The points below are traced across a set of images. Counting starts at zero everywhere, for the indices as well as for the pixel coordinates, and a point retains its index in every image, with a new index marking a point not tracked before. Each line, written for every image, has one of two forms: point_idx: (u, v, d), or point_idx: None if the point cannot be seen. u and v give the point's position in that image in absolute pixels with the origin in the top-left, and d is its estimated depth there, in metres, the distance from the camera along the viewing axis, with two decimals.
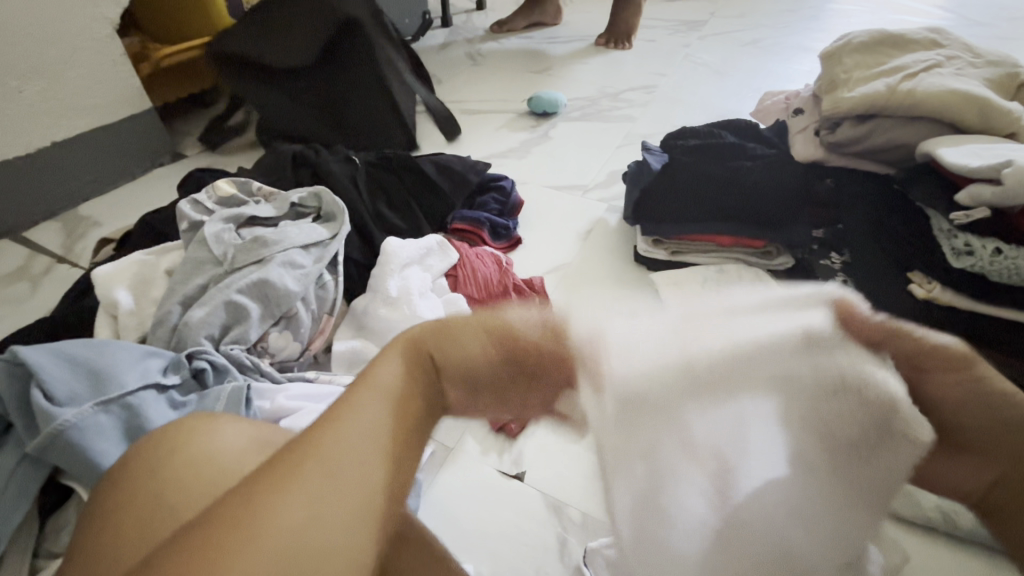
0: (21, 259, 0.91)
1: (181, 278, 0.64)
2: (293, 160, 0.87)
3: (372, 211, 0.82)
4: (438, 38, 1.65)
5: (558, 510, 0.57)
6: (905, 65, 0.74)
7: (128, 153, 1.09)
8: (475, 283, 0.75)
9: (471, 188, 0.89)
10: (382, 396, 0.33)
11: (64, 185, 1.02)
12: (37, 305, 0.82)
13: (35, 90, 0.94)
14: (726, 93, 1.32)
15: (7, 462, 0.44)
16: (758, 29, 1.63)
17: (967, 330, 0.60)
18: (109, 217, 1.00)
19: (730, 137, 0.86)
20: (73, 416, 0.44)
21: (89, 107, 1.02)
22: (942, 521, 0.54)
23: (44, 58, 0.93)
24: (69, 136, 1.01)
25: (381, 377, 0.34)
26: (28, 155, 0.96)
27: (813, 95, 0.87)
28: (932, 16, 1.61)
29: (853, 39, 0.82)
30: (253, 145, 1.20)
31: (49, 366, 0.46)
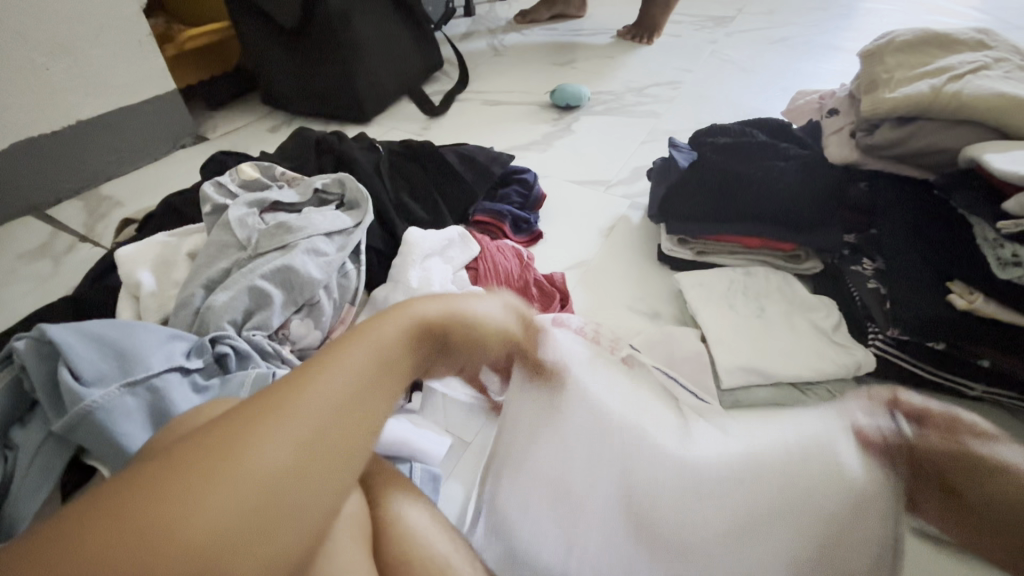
0: (43, 237, 0.91)
1: (205, 261, 0.63)
2: (317, 146, 0.86)
3: (397, 200, 0.82)
4: (461, 28, 1.65)
5: None
6: (950, 66, 0.70)
7: (149, 133, 1.09)
8: (496, 276, 0.74)
9: (494, 180, 0.88)
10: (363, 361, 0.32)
11: (89, 165, 1.03)
12: (59, 285, 0.82)
13: (64, 68, 0.94)
14: (753, 91, 1.29)
15: (34, 440, 0.43)
16: (785, 26, 1.59)
17: (1006, 342, 0.58)
18: (132, 198, 1.01)
19: (762, 135, 0.84)
20: (101, 398, 0.43)
21: (113, 87, 1.01)
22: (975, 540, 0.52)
23: (71, 36, 0.93)
24: (94, 115, 1.01)
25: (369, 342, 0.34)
26: (55, 133, 0.97)
27: (849, 95, 0.84)
28: (967, 18, 1.56)
29: (896, 37, 0.78)
30: (274, 130, 1.21)
31: (77, 345, 0.44)
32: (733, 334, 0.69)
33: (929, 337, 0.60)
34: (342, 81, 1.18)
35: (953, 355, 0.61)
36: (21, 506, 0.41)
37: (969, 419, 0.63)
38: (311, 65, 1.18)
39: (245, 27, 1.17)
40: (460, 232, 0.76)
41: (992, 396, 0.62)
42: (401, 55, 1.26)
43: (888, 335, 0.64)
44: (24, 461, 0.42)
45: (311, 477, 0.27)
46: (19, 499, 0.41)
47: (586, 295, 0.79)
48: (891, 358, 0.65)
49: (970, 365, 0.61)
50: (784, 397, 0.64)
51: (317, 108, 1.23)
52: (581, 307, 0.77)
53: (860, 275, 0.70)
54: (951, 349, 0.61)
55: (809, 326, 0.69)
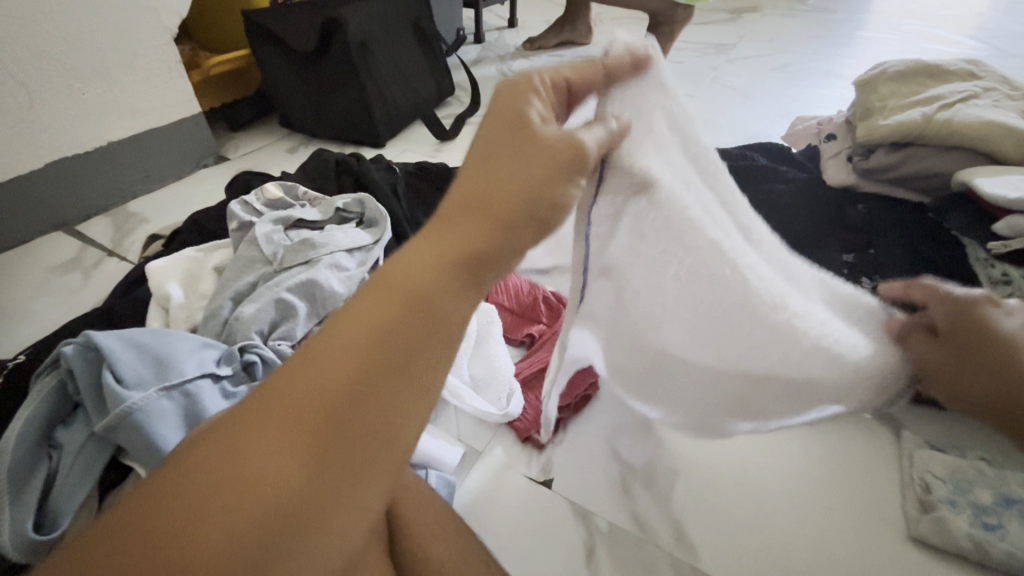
0: (73, 251, 0.96)
1: (233, 275, 0.67)
2: (336, 167, 0.90)
3: (412, 219, 0.85)
4: (472, 54, 1.72)
5: (585, 519, 0.58)
6: (941, 95, 0.74)
7: (175, 153, 1.15)
8: (506, 292, 0.78)
9: None
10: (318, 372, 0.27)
11: (116, 184, 1.08)
12: (88, 296, 0.86)
13: (99, 92, 0.99)
14: (754, 116, 1.33)
15: (77, 439, 0.46)
16: (786, 54, 1.65)
17: None
18: (157, 215, 1.05)
19: (762, 160, 0.87)
20: (140, 400, 0.45)
21: (143, 110, 1.07)
22: (973, 550, 0.53)
23: (106, 62, 0.98)
24: (123, 135, 1.06)
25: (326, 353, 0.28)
26: (87, 153, 1.02)
27: (846, 121, 0.87)
28: (962, 46, 1.61)
29: (888, 68, 0.82)
30: (292, 152, 1.26)
31: (120, 350, 0.48)
32: None
33: None
34: (358, 105, 1.23)
35: None
36: (66, 502, 0.44)
37: (966, 434, 0.65)
38: (329, 90, 1.24)
39: (264, 60, 1.23)
40: None
41: None
42: (416, 82, 1.32)
43: None
44: (68, 460, 0.45)
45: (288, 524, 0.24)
46: (62, 495, 0.44)
47: None
48: None
49: None
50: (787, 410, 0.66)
51: (334, 130, 1.28)
52: None
53: None
54: None
55: None
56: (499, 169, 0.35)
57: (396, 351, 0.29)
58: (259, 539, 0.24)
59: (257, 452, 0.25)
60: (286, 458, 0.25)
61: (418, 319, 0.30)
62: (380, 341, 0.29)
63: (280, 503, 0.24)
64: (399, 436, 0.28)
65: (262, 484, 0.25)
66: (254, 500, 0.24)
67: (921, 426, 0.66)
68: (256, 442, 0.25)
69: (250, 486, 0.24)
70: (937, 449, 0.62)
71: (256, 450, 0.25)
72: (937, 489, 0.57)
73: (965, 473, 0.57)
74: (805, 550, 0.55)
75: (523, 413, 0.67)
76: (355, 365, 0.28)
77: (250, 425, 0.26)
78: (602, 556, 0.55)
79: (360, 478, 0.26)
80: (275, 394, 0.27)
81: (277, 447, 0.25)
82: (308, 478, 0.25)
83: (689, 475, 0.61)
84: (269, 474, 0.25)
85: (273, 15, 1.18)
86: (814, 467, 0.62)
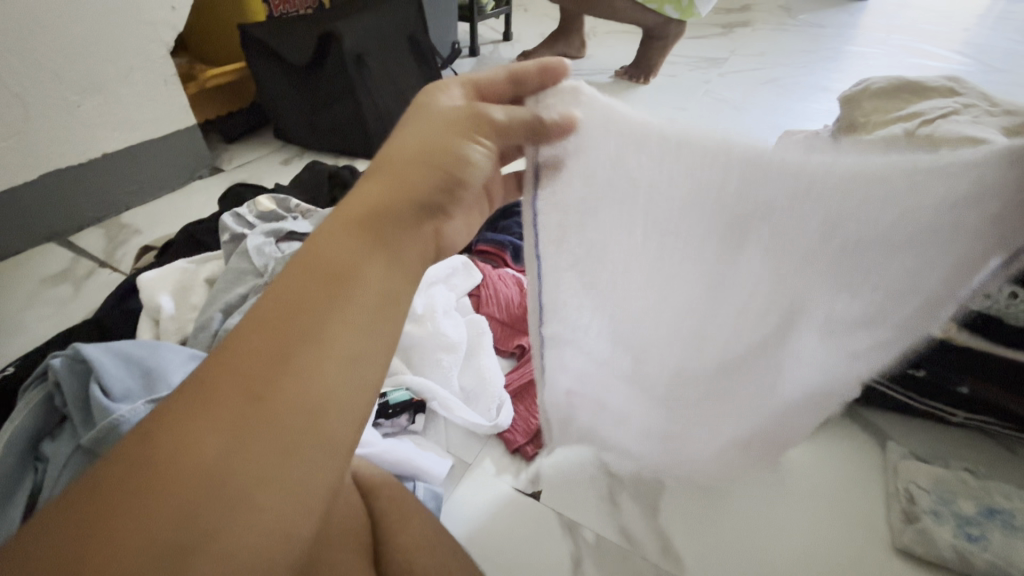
0: (65, 262, 0.96)
1: (224, 286, 0.67)
2: (330, 179, 0.91)
3: None
4: (467, 67, 1.74)
5: (573, 531, 0.59)
6: (923, 110, 0.75)
7: (169, 164, 1.15)
8: (497, 303, 0.78)
9: (496, 213, 0.93)
10: (243, 357, 0.31)
11: (110, 195, 1.08)
12: (78, 307, 0.86)
13: (94, 105, 1.00)
14: (745, 129, 1.35)
15: (63, 453, 0.46)
16: (776, 69, 1.68)
17: (985, 373, 0.60)
18: (150, 226, 1.06)
19: None
20: (127, 413, 0.45)
21: (138, 122, 1.08)
22: (956, 560, 0.53)
23: (102, 76, 0.99)
24: (118, 147, 1.07)
25: (248, 343, 0.31)
26: (81, 165, 1.02)
27: (832, 136, 0.89)
28: (950, 62, 1.63)
29: (871, 84, 0.84)
30: (286, 163, 1.27)
31: (108, 363, 0.48)
32: None
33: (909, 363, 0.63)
34: (354, 118, 1.24)
35: (933, 383, 0.64)
36: None
37: (951, 445, 0.65)
38: (325, 102, 1.25)
39: (259, 72, 1.24)
40: (465, 260, 0.80)
41: (974, 422, 0.64)
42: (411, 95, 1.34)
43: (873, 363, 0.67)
44: (54, 475, 0.45)
45: (216, 500, 0.27)
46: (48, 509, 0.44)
47: None
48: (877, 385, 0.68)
49: (952, 393, 0.63)
50: None
51: (330, 142, 1.29)
52: None
53: None
54: (930, 376, 0.63)
55: None
56: (409, 152, 0.38)
57: (313, 322, 0.32)
58: (186, 514, 0.26)
59: (188, 432, 0.28)
60: (212, 438, 0.28)
61: (332, 291, 0.33)
62: (297, 317, 0.32)
63: (211, 481, 0.27)
64: (326, 400, 0.31)
65: (194, 462, 0.27)
66: (185, 471, 0.27)
67: (907, 437, 0.67)
68: (186, 424, 0.28)
69: (184, 465, 0.27)
70: (922, 460, 0.63)
71: (183, 434, 0.28)
72: (921, 499, 0.58)
73: (949, 483, 0.58)
74: (791, 560, 0.56)
75: (513, 425, 0.67)
76: (276, 350, 0.31)
77: (181, 410, 0.29)
78: (590, 568, 0.56)
79: (293, 455, 0.29)
80: (206, 380, 0.30)
81: (204, 427, 0.28)
82: (236, 452, 0.28)
83: (677, 487, 0.62)
84: (196, 453, 0.27)
85: (269, 28, 1.20)
86: (801, 479, 0.63)
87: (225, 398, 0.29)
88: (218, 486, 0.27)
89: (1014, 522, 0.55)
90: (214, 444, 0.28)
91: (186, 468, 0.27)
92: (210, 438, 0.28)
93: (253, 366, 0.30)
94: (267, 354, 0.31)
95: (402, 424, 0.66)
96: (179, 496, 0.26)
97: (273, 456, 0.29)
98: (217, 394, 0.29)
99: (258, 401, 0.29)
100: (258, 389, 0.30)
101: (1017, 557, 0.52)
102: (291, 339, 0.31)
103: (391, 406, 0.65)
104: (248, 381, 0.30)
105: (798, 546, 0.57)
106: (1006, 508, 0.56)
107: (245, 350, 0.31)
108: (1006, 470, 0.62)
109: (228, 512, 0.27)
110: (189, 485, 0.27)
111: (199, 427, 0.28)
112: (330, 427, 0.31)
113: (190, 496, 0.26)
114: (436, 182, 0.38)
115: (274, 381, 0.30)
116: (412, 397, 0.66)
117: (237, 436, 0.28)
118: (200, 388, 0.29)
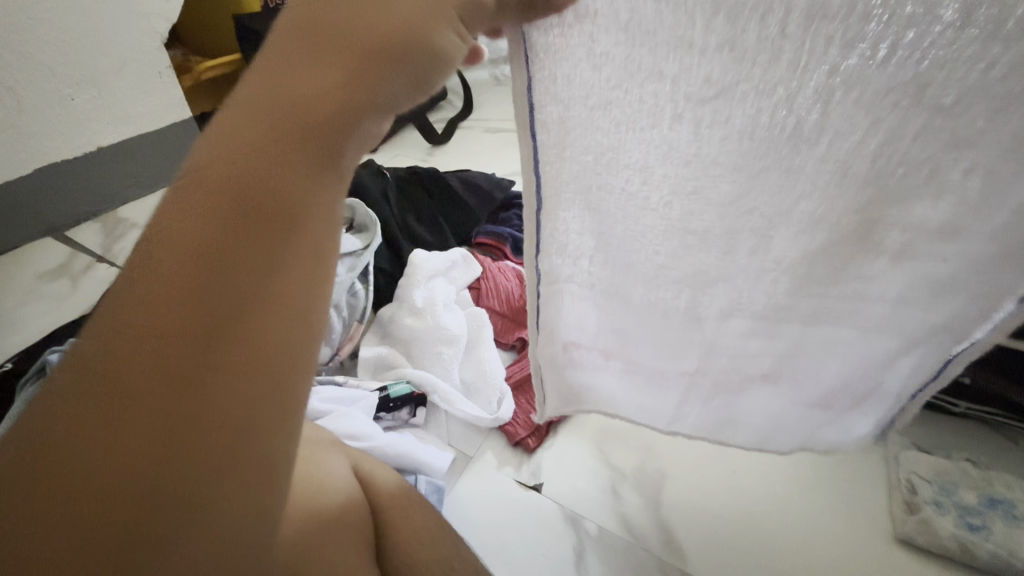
0: (62, 257, 0.95)
1: None
2: None
3: (403, 222, 0.86)
4: None
5: (574, 523, 0.59)
6: None
7: (165, 157, 1.14)
8: (497, 296, 0.78)
9: (496, 205, 0.93)
10: (135, 343, 0.20)
11: (105, 189, 1.07)
12: (76, 302, 0.85)
13: (88, 98, 0.99)
14: None
15: None
16: None
17: (988, 363, 0.60)
18: (146, 220, 1.05)
19: None
20: None
21: (133, 116, 1.07)
22: (958, 551, 0.53)
23: (95, 68, 0.98)
24: (113, 141, 1.05)
25: (137, 313, 0.20)
26: (76, 159, 1.01)
27: None
28: None
29: None
30: None
31: None
32: None
33: None
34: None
35: None
36: None
37: (953, 435, 0.65)
38: None
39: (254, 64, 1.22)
40: (465, 253, 0.80)
41: (976, 412, 0.64)
42: None
43: None
44: None
45: (146, 553, 0.19)
46: None
47: None
48: None
49: (954, 383, 0.63)
50: None
51: None
52: None
53: None
54: None
55: None
56: (367, 20, 0.25)
57: (235, 261, 0.22)
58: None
59: (70, 469, 0.19)
60: (110, 470, 0.19)
61: (265, 218, 0.22)
62: (200, 260, 0.21)
63: (133, 532, 0.19)
64: (274, 368, 0.22)
65: (96, 512, 0.18)
66: (85, 526, 0.18)
67: (908, 428, 0.67)
68: (68, 456, 0.19)
69: (79, 517, 0.18)
70: (924, 451, 0.62)
71: (60, 476, 0.19)
72: (923, 490, 0.58)
73: (950, 474, 0.59)
74: (791, 550, 0.56)
75: (514, 417, 0.67)
76: (183, 323, 0.20)
77: (54, 442, 0.19)
78: (591, 560, 0.56)
79: (241, 455, 0.20)
80: (82, 383, 0.20)
81: (102, 425, 0.19)
82: (152, 483, 0.19)
83: (679, 480, 0.62)
84: (94, 494, 0.19)
85: (264, 18, 1.18)
86: (803, 470, 0.62)
87: (115, 404, 0.19)
88: (143, 532, 0.19)
89: (1016, 512, 0.55)
90: (114, 481, 0.19)
91: (88, 522, 0.18)
92: (107, 475, 0.19)
93: (149, 350, 0.20)
94: (169, 331, 0.20)
95: (403, 418, 0.66)
96: (81, 570, 0.18)
97: (212, 467, 0.20)
98: (101, 405, 0.19)
99: (166, 402, 0.19)
100: (163, 383, 0.20)
101: (1019, 547, 0.52)
102: (204, 298, 0.21)
103: (392, 400, 0.64)
104: (144, 375, 0.20)
105: (800, 537, 0.57)
106: (1008, 498, 0.56)
107: (129, 327, 0.20)
108: (1008, 460, 0.62)
109: (173, 561, 0.19)
110: (99, 545, 0.18)
111: (84, 460, 0.19)
112: (284, 379, 0.22)
113: (101, 562, 0.18)
114: (419, 68, 0.26)
115: (189, 370, 0.20)
116: (413, 390, 0.66)
117: (149, 462, 0.19)
118: (78, 395, 0.19)
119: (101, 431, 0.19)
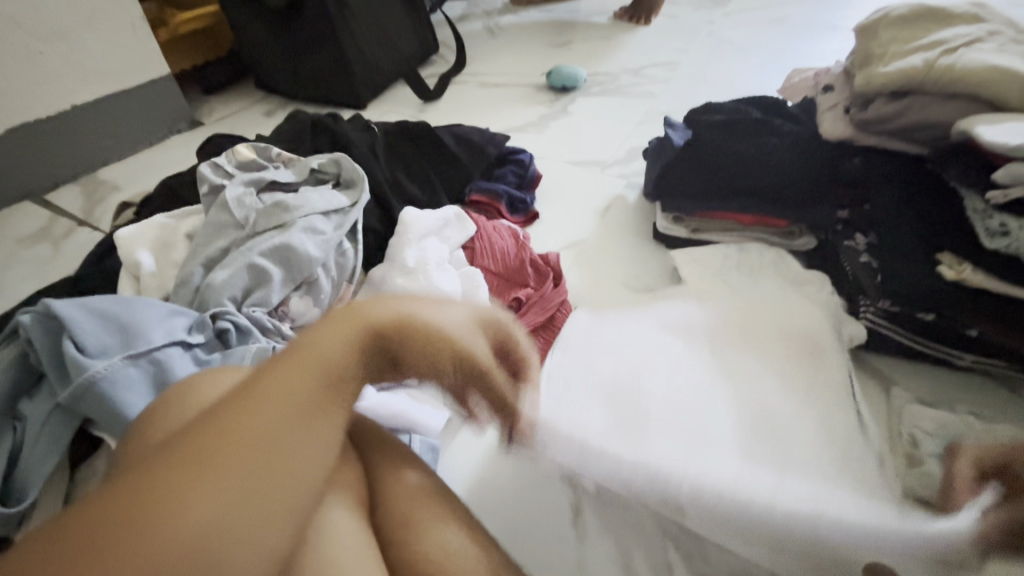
0: (42, 222, 0.92)
1: (204, 240, 0.64)
2: (312, 128, 0.86)
3: (394, 180, 0.82)
4: (457, 11, 1.64)
5: (573, 480, 0.58)
6: (945, 38, 0.69)
7: (145, 116, 1.09)
8: (492, 255, 0.75)
9: (489, 161, 0.89)
10: (254, 422, 0.33)
11: (84, 150, 1.02)
12: (58, 267, 0.83)
13: (57, 53, 0.94)
14: (750, 71, 1.28)
15: (41, 411, 0.44)
16: (784, 7, 1.58)
17: (996, 313, 0.58)
18: (129, 182, 1.01)
19: (756, 112, 0.82)
20: (104, 369, 0.44)
21: (108, 72, 1.02)
22: None
23: (62, 20, 0.93)
24: (87, 99, 1.01)
25: (262, 405, 0.34)
26: (51, 119, 0.97)
27: (845, 71, 0.83)
28: None
29: (890, 11, 0.78)
30: (269, 115, 1.21)
31: (81, 319, 0.46)
32: (726, 309, 0.71)
33: (918, 308, 0.62)
34: (336, 64, 1.17)
35: (942, 326, 0.62)
36: (34, 475, 0.43)
37: (957, 388, 0.64)
38: (304, 48, 1.17)
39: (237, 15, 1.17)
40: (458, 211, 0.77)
41: (981, 364, 0.63)
42: (397, 39, 1.26)
43: (879, 308, 0.65)
44: (34, 433, 0.44)
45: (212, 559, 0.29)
46: (30, 466, 0.43)
47: (580, 274, 0.80)
48: (883, 331, 0.66)
49: (960, 336, 0.62)
50: (780, 370, 0.65)
51: (312, 91, 1.23)
52: (576, 287, 0.78)
53: (853, 250, 0.69)
54: (939, 319, 0.62)
55: (803, 301, 0.70)
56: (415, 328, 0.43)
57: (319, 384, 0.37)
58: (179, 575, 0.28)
59: (191, 491, 0.30)
60: (213, 500, 0.30)
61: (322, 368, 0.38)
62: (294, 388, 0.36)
63: (214, 538, 0.29)
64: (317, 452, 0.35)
65: (191, 524, 0.29)
66: (185, 529, 0.29)
67: (910, 381, 0.66)
68: (188, 485, 0.30)
69: (184, 523, 0.29)
70: (926, 405, 0.62)
71: (187, 490, 0.30)
72: (925, 443, 0.57)
73: (952, 427, 0.58)
74: None
75: None
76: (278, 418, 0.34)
77: (180, 469, 0.30)
78: (590, 516, 0.56)
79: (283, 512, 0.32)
80: (213, 438, 0.32)
81: (219, 470, 0.31)
82: (238, 509, 0.31)
83: None
84: (198, 508, 0.29)
85: None
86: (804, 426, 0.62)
87: (226, 457, 0.31)
88: (211, 548, 0.29)
89: None
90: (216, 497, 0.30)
91: (188, 530, 0.29)
92: (213, 495, 0.30)
93: (254, 436, 0.33)
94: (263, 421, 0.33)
95: None
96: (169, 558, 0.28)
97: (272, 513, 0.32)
98: (220, 459, 0.31)
99: (262, 465, 0.32)
100: (264, 452, 0.33)
101: None
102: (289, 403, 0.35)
103: None
104: (251, 442, 0.32)
105: None
106: None
107: (249, 414, 0.33)
108: (1011, 412, 0.61)
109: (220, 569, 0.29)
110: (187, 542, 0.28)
111: (202, 488, 0.30)
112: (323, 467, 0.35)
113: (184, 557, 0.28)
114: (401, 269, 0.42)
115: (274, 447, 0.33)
116: None
117: (241, 495, 0.31)
118: (210, 443, 0.32)
119: (214, 475, 0.31)
